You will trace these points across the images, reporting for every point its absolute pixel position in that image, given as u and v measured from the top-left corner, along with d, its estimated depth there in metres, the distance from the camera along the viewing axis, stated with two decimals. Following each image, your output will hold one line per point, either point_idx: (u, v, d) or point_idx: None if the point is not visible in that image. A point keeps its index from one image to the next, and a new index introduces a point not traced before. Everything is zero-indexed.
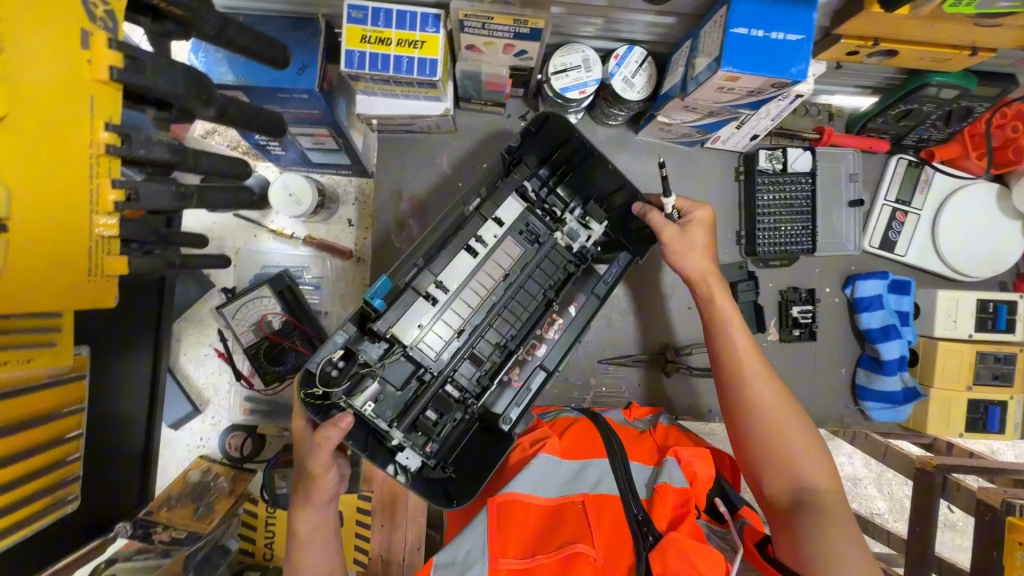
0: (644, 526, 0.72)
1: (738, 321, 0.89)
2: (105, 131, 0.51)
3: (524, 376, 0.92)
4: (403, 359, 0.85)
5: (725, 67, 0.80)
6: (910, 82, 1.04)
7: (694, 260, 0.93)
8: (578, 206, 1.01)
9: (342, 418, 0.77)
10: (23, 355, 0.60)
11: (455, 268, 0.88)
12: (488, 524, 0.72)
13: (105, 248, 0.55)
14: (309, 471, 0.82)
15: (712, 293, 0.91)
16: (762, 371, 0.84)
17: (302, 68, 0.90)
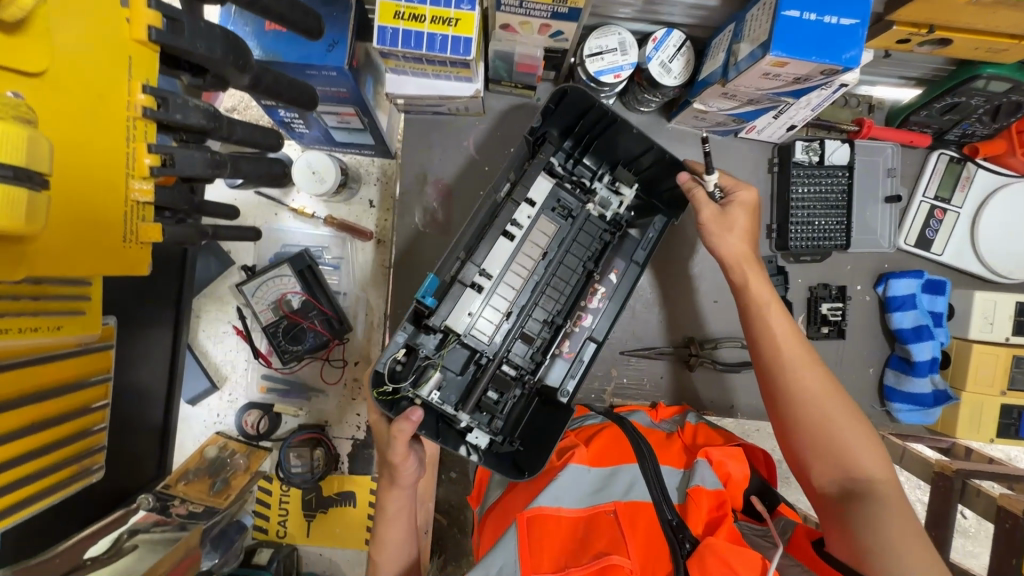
0: (679, 532, 0.68)
1: (777, 307, 0.87)
2: (142, 92, 0.50)
3: (573, 346, 0.94)
4: (459, 347, 0.88)
5: (773, 52, 0.77)
6: (958, 75, 1.00)
7: (732, 244, 0.91)
8: (606, 173, 0.98)
9: (414, 411, 0.80)
10: (53, 322, 0.58)
11: (496, 253, 0.89)
12: (518, 540, 0.70)
13: (139, 214, 0.54)
14: (389, 462, 0.86)
15: (748, 277, 0.90)
16: (804, 355, 0.82)
17: (332, 45, 0.87)
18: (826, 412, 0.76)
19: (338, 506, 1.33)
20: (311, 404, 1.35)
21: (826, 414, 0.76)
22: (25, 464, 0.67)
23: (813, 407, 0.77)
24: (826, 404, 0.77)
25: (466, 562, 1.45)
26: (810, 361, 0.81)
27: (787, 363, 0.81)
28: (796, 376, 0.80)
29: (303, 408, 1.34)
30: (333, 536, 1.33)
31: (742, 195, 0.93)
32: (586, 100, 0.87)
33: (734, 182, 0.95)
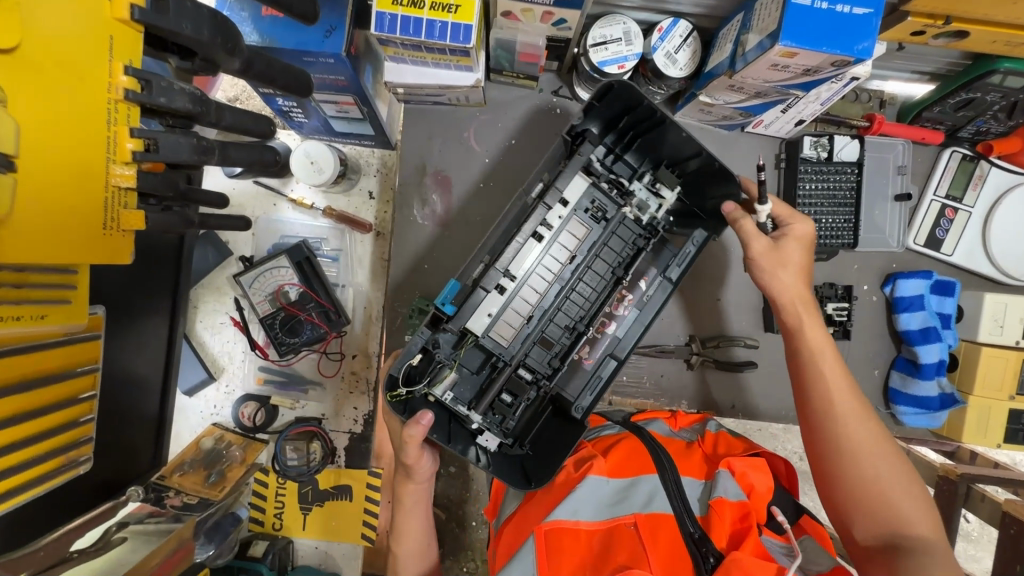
0: (703, 546, 0.69)
1: (832, 353, 0.85)
2: (124, 74, 0.49)
3: (592, 354, 0.89)
4: (475, 347, 0.87)
5: (782, 41, 0.74)
6: (973, 70, 0.97)
7: (787, 285, 0.90)
8: (647, 172, 0.93)
9: (423, 415, 0.80)
10: (37, 311, 0.57)
11: (523, 256, 0.86)
12: (538, 554, 0.71)
13: (121, 200, 0.52)
14: (405, 461, 0.88)
15: (801, 317, 0.88)
16: (858, 406, 0.80)
17: (329, 31, 0.85)
18: (878, 469, 0.75)
19: (333, 500, 1.31)
20: (308, 397, 1.34)
21: (880, 472, 0.74)
22: (11, 454, 0.66)
23: (865, 462, 0.75)
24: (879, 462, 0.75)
25: (462, 558, 1.44)
26: (865, 413, 0.79)
27: (842, 413, 0.79)
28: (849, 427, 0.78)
29: (299, 401, 1.33)
30: (328, 529, 1.32)
31: (798, 228, 0.91)
32: (633, 96, 0.81)
33: (790, 213, 0.93)
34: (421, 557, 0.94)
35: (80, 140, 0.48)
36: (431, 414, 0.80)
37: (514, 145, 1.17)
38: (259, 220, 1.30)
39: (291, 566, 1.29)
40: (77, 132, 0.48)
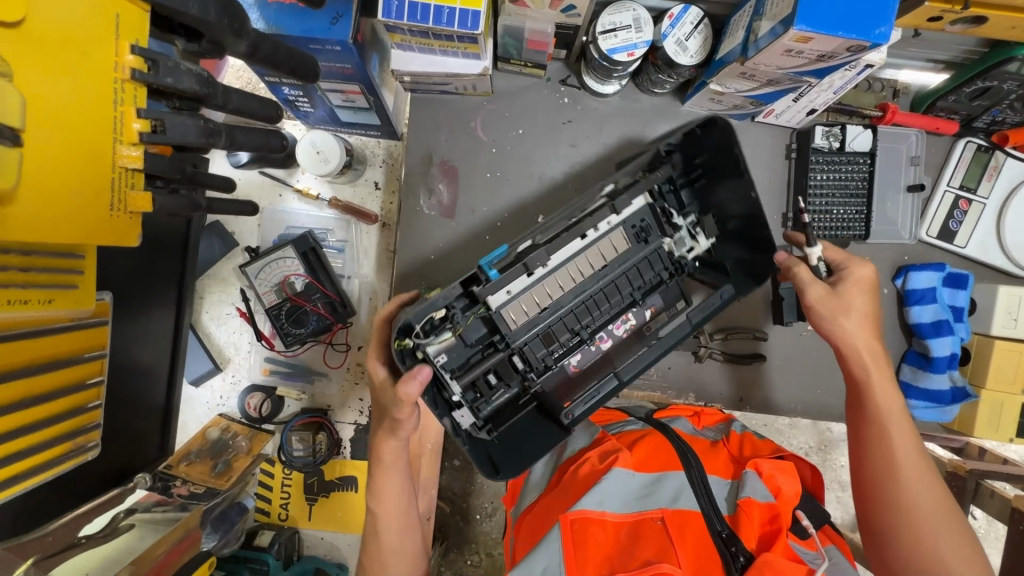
0: (732, 546, 0.69)
1: (901, 413, 0.81)
2: (130, 54, 0.48)
3: (583, 363, 0.88)
4: (482, 321, 0.84)
5: (798, 26, 0.73)
6: (991, 57, 0.95)
7: (857, 337, 0.83)
8: (693, 213, 0.96)
9: (421, 371, 0.78)
10: (43, 295, 0.57)
11: (564, 249, 0.84)
12: (563, 542, 0.70)
13: (128, 181, 0.52)
14: (393, 414, 0.84)
15: (867, 367, 0.83)
16: (924, 471, 0.77)
17: (336, 17, 0.84)
18: (939, 538, 0.74)
19: (338, 491, 1.32)
20: (313, 388, 1.34)
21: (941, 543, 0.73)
22: (17, 439, 0.66)
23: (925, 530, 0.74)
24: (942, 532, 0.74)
25: (467, 551, 1.45)
26: (931, 479, 0.77)
27: (905, 480, 0.77)
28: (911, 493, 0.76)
29: (306, 392, 1.33)
30: (334, 520, 1.32)
31: (858, 273, 0.84)
32: (725, 139, 0.87)
33: (846, 257, 0.87)
34: (401, 518, 0.90)
35: (87, 120, 0.47)
36: (429, 371, 0.79)
37: (521, 134, 1.16)
38: (265, 211, 1.29)
39: (297, 556, 1.29)
40: (85, 112, 0.47)
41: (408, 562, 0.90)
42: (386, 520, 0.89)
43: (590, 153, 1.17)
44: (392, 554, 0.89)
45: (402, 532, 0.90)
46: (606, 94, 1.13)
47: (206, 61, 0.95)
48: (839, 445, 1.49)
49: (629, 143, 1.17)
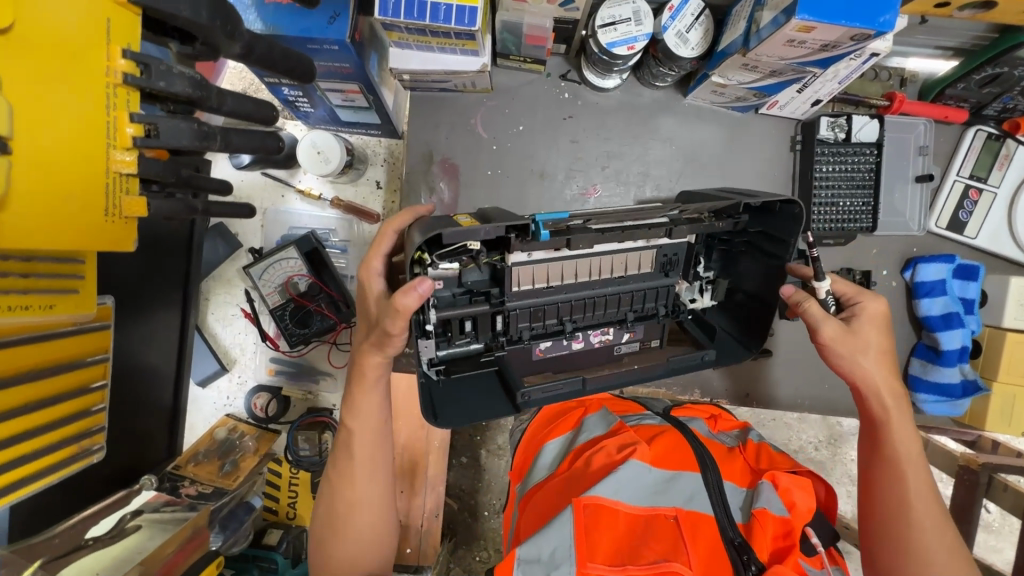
0: (744, 554, 0.67)
1: (919, 460, 0.75)
2: (122, 58, 0.48)
3: (549, 351, 0.92)
4: (487, 269, 0.83)
5: (800, 15, 0.71)
6: (1001, 43, 0.93)
7: (878, 375, 0.77)
8: (711, 270, 0.96)
9: (423, 284, 0.70)
10: (44, 301, 0.57)
11: (601, 244, 0.83)
12: (575, 524, 0.68)
13: (123, 187, 0.52)
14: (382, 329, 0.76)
15: (887, 408, 0.77)
16: (939, 525, 0.72)
17: (333, 17, 0.83)
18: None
19: None
20: (319, 386, 1.35)
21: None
22: (22, 443, 0.67)
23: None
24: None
25: (474, 547, 1.44)
26: (945, 532, 0.72)
27: (920, 534, 0.72)
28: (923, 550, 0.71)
29: (312, 391, 1.35)
30: None
31: (873, 307, 0.77)
32: (788, 231, 0.83)
33: (857, 290, 0.80)
34: (373, 439, 0.84)
35: (80, 127, 0.47)
36: (431, 289, 0.71)
37: (522, 130, 1.15)
38: (267, 212, 1.30)
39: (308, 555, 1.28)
40: (78, 120, 0.47)
41: (374, 488, 0.83)
42: (357, 439, 0.83)
43: (591, 148, 1.16)
44: (360, 475, 0.83)
45: (371, 453, 0.84)
46: (607, 89, 1.12)
47: (202, 64, 0.96)
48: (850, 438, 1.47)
49: (630, 138, 1.16)
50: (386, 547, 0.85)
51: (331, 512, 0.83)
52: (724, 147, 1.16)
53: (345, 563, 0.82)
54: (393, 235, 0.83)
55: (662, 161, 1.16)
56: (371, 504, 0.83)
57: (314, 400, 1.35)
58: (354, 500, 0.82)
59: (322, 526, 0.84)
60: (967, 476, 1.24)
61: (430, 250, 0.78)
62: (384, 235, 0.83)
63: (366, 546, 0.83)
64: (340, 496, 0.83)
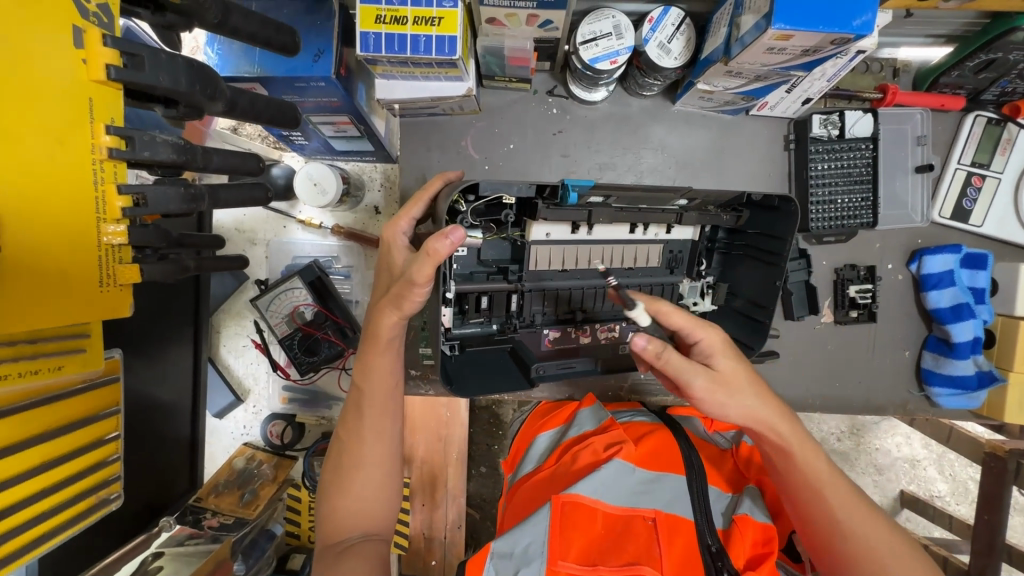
0: (718, 561, 0.67)
1: (834, 469, 0.70)
2: (106, 134, 0.51)
3: (558, 342, 0.96)
4: (507, 243, 0.90)
5: (777, 24, 0.71)
6: (992, 29, 0.90)
7: (762, 399, 0.69)
8: (710, 275, 1.02)
9: (455, 231, 0.63)
10: (53, 363, 0.59)
11: (613, 229, 0.91)
12: (550, 519, 0.68)
13: (115, 257, 0.55)
14: (404, 279, 0.69)
15: (787, 433, 0.69)
16: (888, 536, 0.66)
17: (317, 55, 0.85)
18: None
19: None
20: (332, 412, 1.37)
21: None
22: (37, 502, 0.69)
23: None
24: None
25: None
26: (896, 541, 0.66)
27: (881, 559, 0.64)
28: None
29: (325, 416, 1.36)
30: None
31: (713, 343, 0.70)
32: (785, 229, 0.88)
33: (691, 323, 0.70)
34: (384, 398, 0.81)
35: (71, 205, 0.50)
36: (465, 237, 0.63)
37: (513, 149, 1.16)
38: (271, 245, 1.31)
39: None
40: (68, 198, 0.50)
41: (382, 449, 0.80)
42: (367, 398, 0.80)
43: (583, 161, 1.16)
44: (368, 433, 0.80)
45: (381, 413, 0.80)
46: (595, 101, 1.11)
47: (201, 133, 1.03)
48: (873, 428, 1.56)
49: (621, 148, 1.16)
50: (391, 509, 0.81)
51: (337, 469, 0.80)
52: (715, 150, 1.15)
53: (348, 522, 0.77)
54: (425, 201, 0.84)
55: (655, 169, 1.16)
56: (378, 464, 0.79)
57: (328, 424, 1.38)
58: (361, 458, 0.79)
59: (328, 483, 0.81)
60: (994, 464, 1.18)
61: (465, 201, 0.81)
62: (416, 201, 0.84)
63: (371, 505, 0.79)
64: (347, 454, 0.80)
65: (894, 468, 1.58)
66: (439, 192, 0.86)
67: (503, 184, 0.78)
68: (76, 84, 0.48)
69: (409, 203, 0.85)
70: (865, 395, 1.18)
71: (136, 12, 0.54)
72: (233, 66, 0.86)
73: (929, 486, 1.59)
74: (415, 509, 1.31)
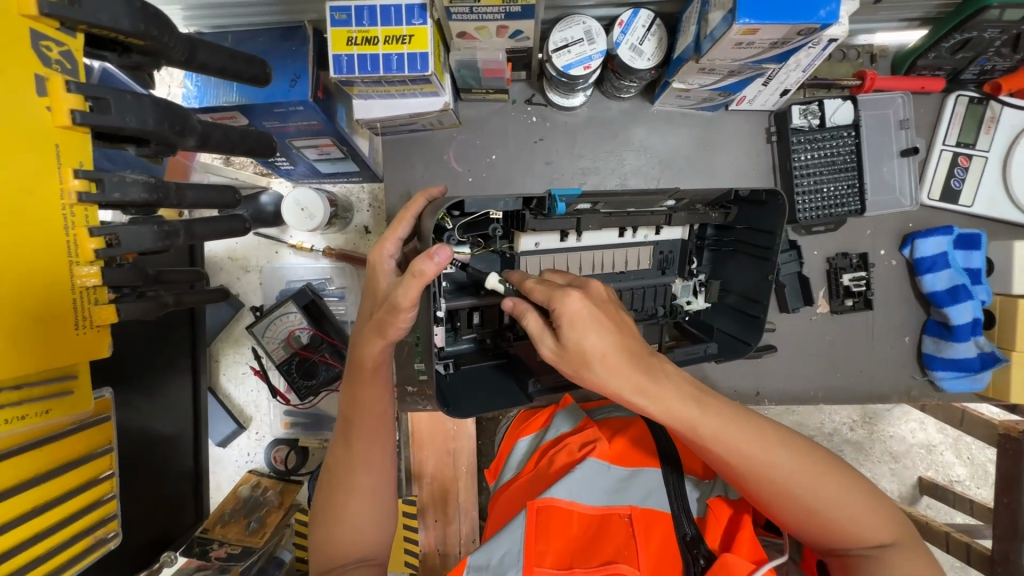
0: (694, 548, 0.65)
1: (722, 409, 0.59)
2: (75, 178, 0.51)
3: None
4: (495, 256, 0.89)
5: (741, 19, 0.71)
6: (964, 9, 0.89)
7: (618, 367, 0.56)
8: (702, 272, 1.00)
9: (439, 250, 0.63)
10: (39, 407, 0.59)
11: (602, 236, 0.90)
12: (525, 529, 0.68)
13: (90, 298, 0.55)
14: (388, 305, 0.69)
15: (659, 401, 0.57)
16: (794, 452, 0.58)
17: (294, 80, 0.86)
18: (858, 514, 0.56)
19: None
20: None
21: (861, 523, 0.56)
22: (34, 545, 0.69)
23: (843, 522, 0.56)
24: (855, 510, 0.56)
25: None
26: (803, 452, 0.58)
27: (787, 474, 0.57)
28: (808, 495, 0.57)
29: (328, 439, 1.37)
30: None
31: (569, 310, 0.57)
32: (774, 223, 0.86)
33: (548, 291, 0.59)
34: (375, 426, 0.80)
35: (45, 251, 0.50)
36: (450, 257, 0.64)
37: (495, 159, 1.16)
38: (264, 270, 1.32)
39: None
40: (42, 244, 0.50)
41: (375, 476, 0.80)
42: (357, 426, 0.80)
43: (566, 167, 1.16)
44: (358, 461, 0.79)
45: (372, 439, 0.80)
46: (574, 107, 1.12)
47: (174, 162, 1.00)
48: (885, 416, 1.54)
49: (603, 152, 1.16)
50: (387, 532, 0.81)
51: (330, 497, 0.79)
52: (698, 149, 1.15)
53: (345, 550, 0.77)
54: (409, 221, 0.82)
55: (639, 170, 1.16)
56: (371, 491, 0.79)
57: None
58: (355, 485, 0.78)
59: (322, 509, 0.80)
60: (1010, 447, 1.12)
61: (452, 218, 0.82)
62: (401, 220, 0.81)
63: (366, 532, 0.78)
64: (338, 483, 0.79)
65: (911, 455, 1.56)
66: (422, 211, 0.85)
67: (489, 200, 0.77)
68: (41, 131, 0.49)
69: (393, 224, 0.82)
70: (869, 384, 1.17)
71: (102, 56, 0.55)
72: (212, 96, 0.85)
73: (947, 471, 1.56)
74: (427, 526, 1.30)
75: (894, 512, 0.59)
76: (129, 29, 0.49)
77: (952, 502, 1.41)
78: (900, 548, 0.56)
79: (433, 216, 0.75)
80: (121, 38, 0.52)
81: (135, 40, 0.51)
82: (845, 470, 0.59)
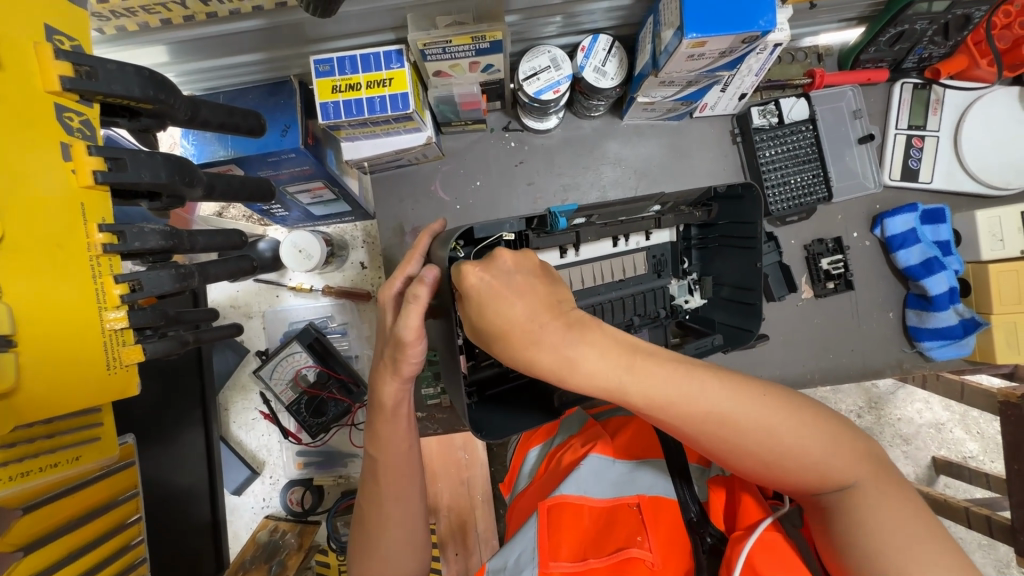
0: (700, 529, 0.68)
1: (667, 390, 0.55)
2: (99, 232, 0.55)
3: None
4: None
5: (689, 34, 0.77)
6: (892, 6, 0.97)
7: (536, 338, 0.55)
8: (693, 271, 1.05)
9: (428, 272, 0.70)
10: (70, 454, 0.61)
11: (595, 246, 0.93)
12: (538, 528, 0.72)
13: (119, 340, 0.58)
14: (397, 341, 0.72)
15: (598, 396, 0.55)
16: (752, 402, 0.56)
17: (285, 130, 0.91)
18: (824, 459, 0.55)
19: None
20: (350, 469, 1.38)
21: (824, 467, 0.55)
22: None
23: (809, 468, 0.56)
24: (814, 451, 0.55)
25: None
26: (761, 401, 0.56)
27: (738, 426, 0.55)
28: (769, 446, 0.55)
29: (343, 475, 1.37)
30: None
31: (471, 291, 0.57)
32: (752, 214, 0.91)
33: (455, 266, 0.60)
34: (399, 461, 0.80)
35: (78, 301, 0.54)
36: (440, 275, 0.70)
37: (479, 186, 1.22)
38: (266, 315, 1.35)
39: None
40: (75, 295, 0.54)
41: (402, 507, 0.80)
42: (380, 460, 0.80)
43: (548, 185, 1.23)
44: (385, 493, 0.79)
45: (397, 474, 0.80)
46: (549, 129, 1.19)
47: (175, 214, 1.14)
48: (891, 399, 1.56)
49: (581, 168, 1.23)
50: (416, 559, 0.82)
51: (362, 528, 0.80)
52: (670, 157, 1.23)
53: None
54: (419, 258, 0.85)
55: (617, 182, 1.23)
56: (398, 523, 0.79)
57: (346, 482, 1.38)
58: (383, 518, 0.79)
59: (354, 540, 0.82)
60: (1011, 413, 1.06)
61: (464, 243, 0.83)
62: (410, 259, 0.85)
63: (392, 562, 0.79)
64: (369, 516, 0.80)
65: (921, 436, 1.58)
66: (430, 247, 0.88)
67: (496, 223, 0.79)
68: (68, 193, 0.53)
69: (403, 262, 0.86)
70: (862, 361, 1.23)
71: (115, 122, 0.60)
72: (208, 152, 0.91)
73: (959, 447, 1.58)
74: (448, 560, 1.27)
75: (860, 445, 0.58)
76: (139, 95, 0.54)
77: (968, 478, 1.42)
78: (864, 485, 0.56)
79: (446, 248, 0.76)
80: (131, 105, 0.58)
81: (145, 104, 0.56)
82: (808, 412, 0.57)
